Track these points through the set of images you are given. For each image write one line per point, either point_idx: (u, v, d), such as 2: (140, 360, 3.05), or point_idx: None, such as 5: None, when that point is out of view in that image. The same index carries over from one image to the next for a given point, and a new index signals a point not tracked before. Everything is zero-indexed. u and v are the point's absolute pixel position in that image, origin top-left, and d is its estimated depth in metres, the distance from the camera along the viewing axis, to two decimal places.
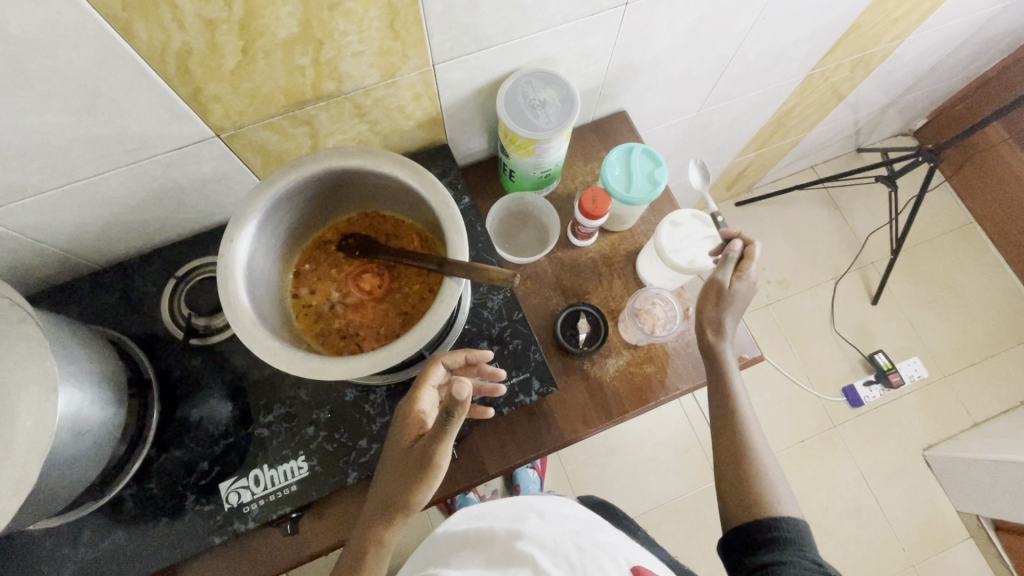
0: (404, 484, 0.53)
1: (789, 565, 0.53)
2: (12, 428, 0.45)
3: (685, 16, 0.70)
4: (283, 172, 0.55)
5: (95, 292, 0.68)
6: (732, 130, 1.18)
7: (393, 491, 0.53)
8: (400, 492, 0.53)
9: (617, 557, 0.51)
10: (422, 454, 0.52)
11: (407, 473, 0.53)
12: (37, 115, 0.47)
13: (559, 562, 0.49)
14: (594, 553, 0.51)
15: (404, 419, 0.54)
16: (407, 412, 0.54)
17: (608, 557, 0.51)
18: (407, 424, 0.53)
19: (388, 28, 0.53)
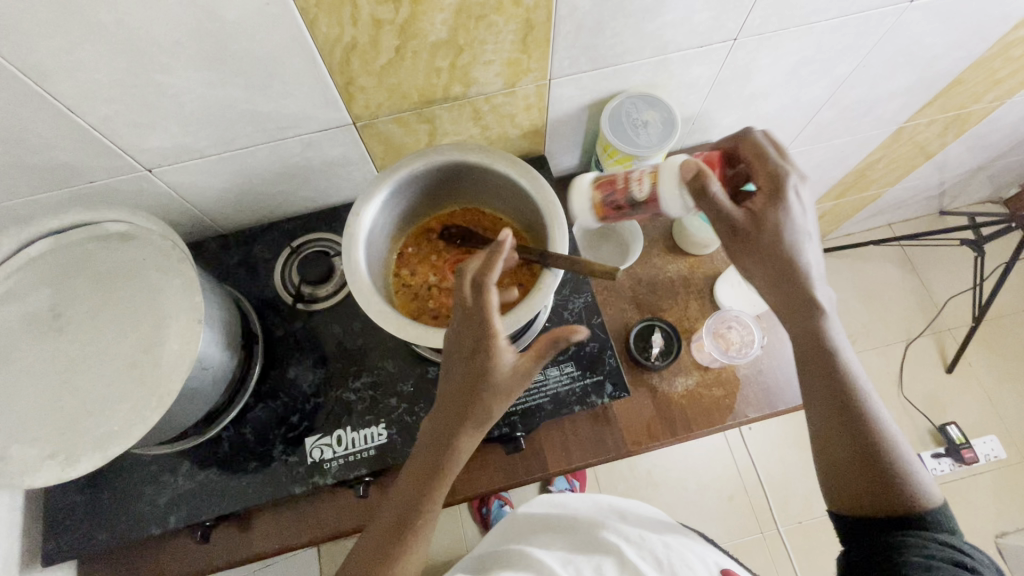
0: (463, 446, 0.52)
1: (911, 547, 0.48)
2: (163, 350, 0.51)
3: (787, 57, 0.73)
4: (409, 159, 0.61)
5: (219, 253, 0.76)
6: (812, 176, 1.19)
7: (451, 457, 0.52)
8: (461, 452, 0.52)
9: (705, 557, 0.52)
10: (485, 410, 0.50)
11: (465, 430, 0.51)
12: (221, 89, 0.55)
13: (643, 552, 0.51)
14: (681, 552, 0.51)
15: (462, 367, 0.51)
16: (468, 354, 0.50)
17: (698, 558, 0.51)
18: (467, 371, 0.50)
19: (520, 42, 0.59)
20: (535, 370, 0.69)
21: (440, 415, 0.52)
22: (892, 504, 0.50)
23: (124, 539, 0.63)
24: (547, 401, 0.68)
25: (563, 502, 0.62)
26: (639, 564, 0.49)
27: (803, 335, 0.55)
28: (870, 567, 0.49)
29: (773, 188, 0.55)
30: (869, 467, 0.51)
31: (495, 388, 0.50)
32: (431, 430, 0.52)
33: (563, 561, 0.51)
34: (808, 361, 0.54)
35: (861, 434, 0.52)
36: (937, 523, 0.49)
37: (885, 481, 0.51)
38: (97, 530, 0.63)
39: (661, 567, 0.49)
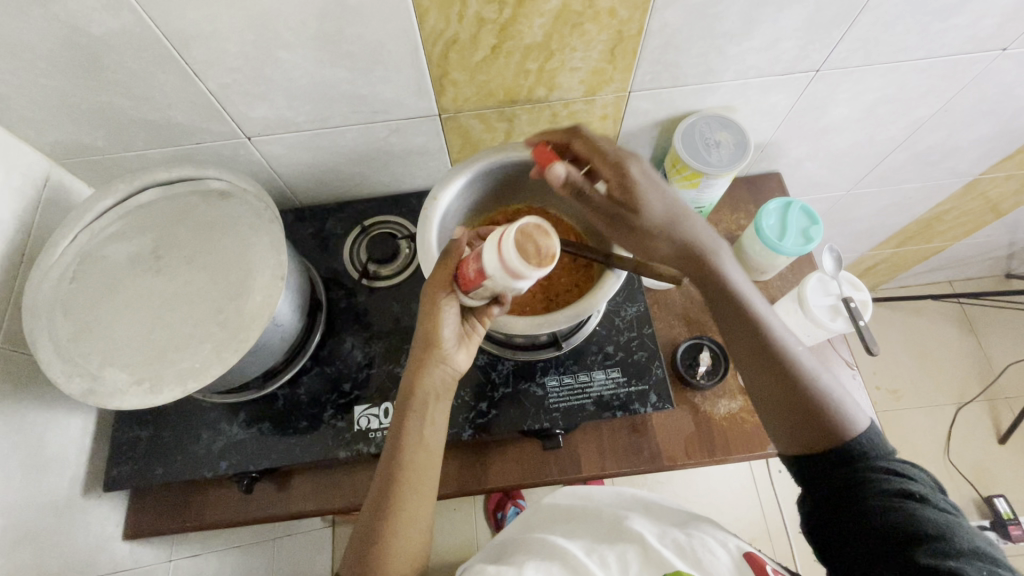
0: (426, 432, 0.56)
1: (871, 484, 0.50)
2: (247, 299, 0.55)
3: (868, 93, 0.73)
4: (488, 153, 0.64)
5: (294, 224, 0.81)
6: (875, 220, 1.17)
7: (407, 451, 0.55)
8: (427, 442, 0.56)
9: (727, 542, 0.50)
10: (433, 390, 0.56)
11: (417, 428, 0.55)
12: (328, 69, 0.59)
13: (666, 540, 0.50)
14: (702, 537, 0.50)
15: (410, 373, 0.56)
16: (423, 363, 0.55)
17: (718, 542, 0.50)
18: (422, 375, 0.55)
19: (608, 52, 0.61)
20: (581, 371, 0.71)
21: (402, 418, 0.55)
22: (822, 435, 0.53)
23: (178, 477, 0.67)
24: (589, 402, 0.69)
25: (587, 494, 0.62)
26: (662, 552, 0.48)
27: (706, 289, 0.60)
28: (834, 506, 0.51)
29: (624, 173, 0.55)
30: (811, 413, 0.54)
31: (446, 381, 0.57)
32: (388, 442, 0.56)
33: (588, 550, 0.50)
34: (705, 287, 0.59)
35: (789, 372, 0.56)
36: (872, 447, 0.52)
37: (796, 402, 0.55)
38: (155, 465, 0.68)
39: (682, 552, 0.48)
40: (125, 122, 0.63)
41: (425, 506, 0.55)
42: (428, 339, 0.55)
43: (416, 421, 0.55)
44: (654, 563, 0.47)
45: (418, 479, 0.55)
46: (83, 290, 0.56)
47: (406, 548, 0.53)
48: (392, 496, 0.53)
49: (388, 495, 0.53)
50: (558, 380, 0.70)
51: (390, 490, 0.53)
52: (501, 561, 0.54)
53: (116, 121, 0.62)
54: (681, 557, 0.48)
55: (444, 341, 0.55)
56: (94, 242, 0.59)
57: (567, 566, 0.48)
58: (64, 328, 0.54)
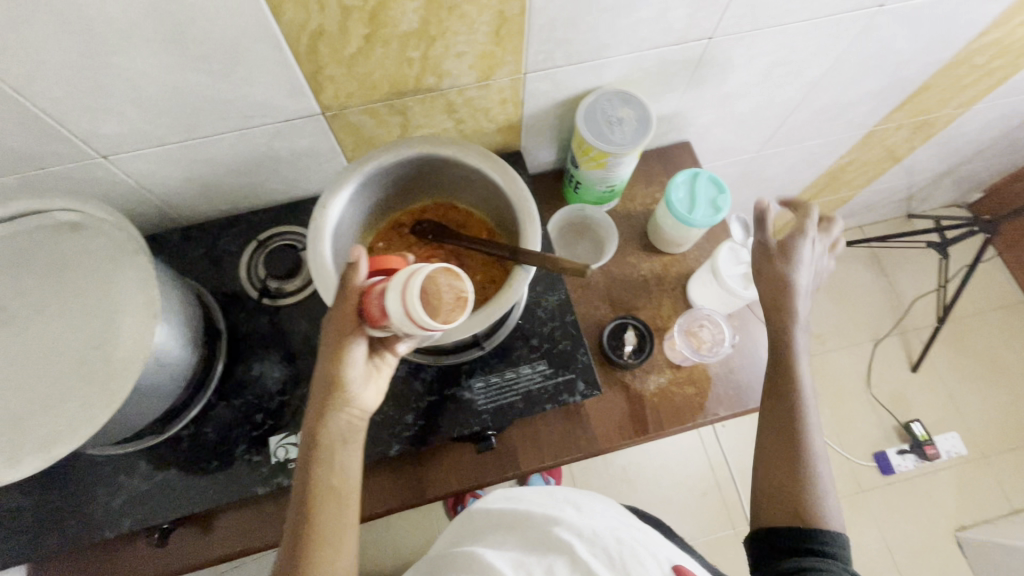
0: (339, 479, 0.53)
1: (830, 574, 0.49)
2: (116, 345, 0.49)
3: (762, 57, 0.73)
4: (379, 153, 0.60)
5: (181, 245, 0.73)
6: (786, 178, 1.20)
7: (318, 497, 0.51)
8: (340, 485, 0.53)
9: (656, 554, 0.50)
10: (338, 435, 0.53)
11: (329, 473, 0.52)
12: (180, 73, 0.52)
13: (597, 551, 0.49)
14: (633, 547, 0.50)
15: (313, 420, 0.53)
16: (323, 409, 0.53)
17: (647, 553, 0.50)
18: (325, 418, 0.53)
19: (493, 34, 0.58)
20: (507, 368, 0.69)
21: (310, 464, 0.52)
22: (793, 512, 0.54)
23: (76, 542, 0.61)
24: (518, 399, 0.67)
25: (518, 495, 0.59)
26: (591, 563, 0.47)
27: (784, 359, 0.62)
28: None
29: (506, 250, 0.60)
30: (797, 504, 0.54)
31: (354, 423, 0.55)
32: (296, 491, 0.52)
33: (516, 563, 0.49)
34: (777, 377, 0.62)
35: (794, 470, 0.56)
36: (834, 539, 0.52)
37: (789, 496, 0.55)
38: (47, 534, 0.61)
39: (612, 564, 0.48)
40: None
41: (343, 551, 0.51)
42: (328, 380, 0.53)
43: (326, 465, 0.52)
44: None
45: (334, 523, 0.51)
46: None
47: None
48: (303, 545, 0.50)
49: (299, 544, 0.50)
50: (485, 381, 0.68)
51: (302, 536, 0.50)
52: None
53: None
54: (609, 568, 0.48)
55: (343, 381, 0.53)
56: None
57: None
58: None
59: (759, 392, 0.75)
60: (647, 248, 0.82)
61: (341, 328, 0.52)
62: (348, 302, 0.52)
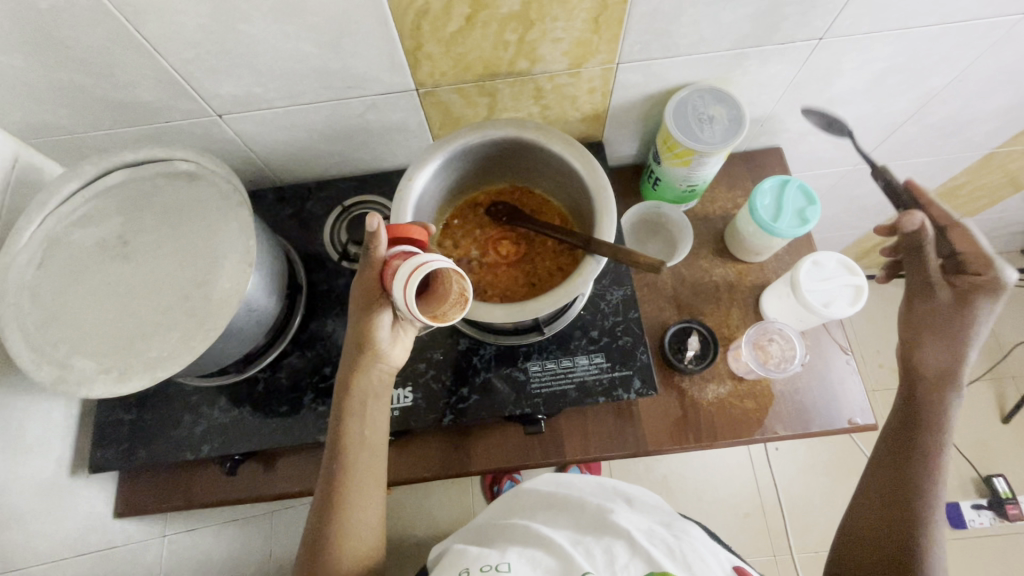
0: (369, 431, 0.58)
1: None
2: (216, 287, 0.54)
3: (876, 62, 0.68)
4: (465, 131, 0.61)
5: (274, 204, 0.79)
6: (883, 195, 1.12)
7: (352, 448, 0.56)
8: (371, 437, 0.57)
9: (715, 552, 0.51)
10: (370, 388, 0.58)
11: (361, 427, 0.57)
12: (294, 43, 0.56)
13: (655, 539, 0.51)
14: (691, 542, 0.51)
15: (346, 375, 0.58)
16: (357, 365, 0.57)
17: (706, 552, 0.50)
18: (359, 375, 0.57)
19: (592, 21, 0.57)
20: (564, 356, 0.69)
21: (343, 417, 0.57)
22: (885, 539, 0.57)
23: (162, 459, 0.68)
24: (572, 388, 0.68)
25: (568, 482, 0.61)
26: (652, 549, 0.49)
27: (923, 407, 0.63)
28: None
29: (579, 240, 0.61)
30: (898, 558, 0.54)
31: (383, 377, 0.59)
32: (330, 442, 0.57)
33: (573, 540, 0.51)
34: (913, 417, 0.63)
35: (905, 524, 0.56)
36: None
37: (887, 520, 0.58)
38: (139, 447, 0.68)
39: (672, 554, 0.49)
40: (88, 100, 0.60)
41: (372, 495, 0.57)
42: (358, 340, 0.57)
43: (358, 420, 0.57)
44: (643, 558, 0.48)
45: (363, 469, 0.57)
46: (50, 276, 0.56)
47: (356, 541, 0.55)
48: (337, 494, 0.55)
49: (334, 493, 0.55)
50: (541, 365, 0.69)
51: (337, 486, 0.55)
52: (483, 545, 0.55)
53: (78, 99, 0.60)
54: (670, 558, 0.49)
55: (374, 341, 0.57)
56: (60, 227, 0.58)
57: (552, 554, 0.50)
58: (31, 315, 0.54)
59: (826, 417, 0.71)
60: (721, 254, 0.80)
61: (368, 294, 0.56)
62: (371, 269, 0.56)
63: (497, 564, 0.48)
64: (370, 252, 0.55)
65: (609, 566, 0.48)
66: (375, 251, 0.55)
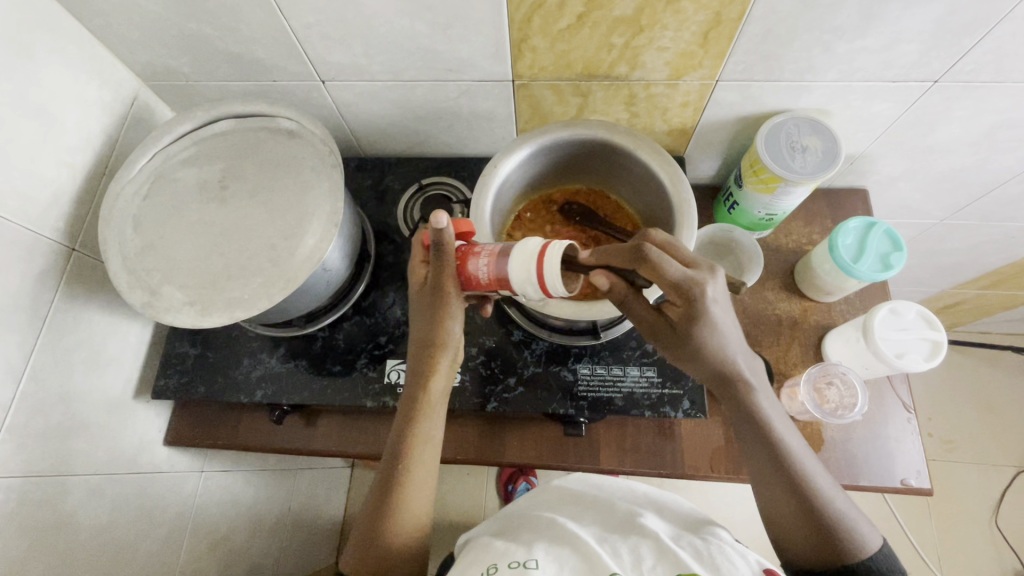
0: (432, 432, 0.58)
1: None
2: (302, 240, 0.57)
3: (989, 114, 0.65)
4: (557, 127, 0.62)
5: (355, 173, 0.82)
6: (964, 256, 1.06)
7: (417, 446, 0.57)
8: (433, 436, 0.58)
9: (748, 555, 0.47)
10: (440, 391, 0.59)
11: (425, 427, 0.58)
12: (408, 19, 0.58)
13: (682, 543, 0.48)
14: (721, 546, 0.47)
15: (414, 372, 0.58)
16: (431, 361, 0.57)
17: (739, 553, 0.46)
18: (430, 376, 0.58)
19: (702, 34, 0.57)
20: (615, 364, 0.69)
21: (410, 413, 0.57)
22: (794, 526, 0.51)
23: (218, 396, 0.71)
24: (619, 397, 0.67)
25: (599, 485, 0.61)
26: (679, 553, 0.46)
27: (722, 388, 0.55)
28: None
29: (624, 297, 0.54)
30: (826, 536, 0.49)
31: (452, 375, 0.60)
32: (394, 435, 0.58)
33: (599, 539, 0.49)
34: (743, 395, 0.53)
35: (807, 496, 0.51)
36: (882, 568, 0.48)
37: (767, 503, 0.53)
38: (198, 382, 0.72)
39: (700, 557, 0.46)
40: (211, 50, 0.64)
41: (428, 489, 0.58)
42: (428, 340, 0.57)
43: (426, 419, 0.58)
44: (669, 560, 0.45)
45: (423, 467, 0.57)
46: (153, 209, 0.60)
47: (412, 532, 0.56)
48: (399, 486, 0.56)
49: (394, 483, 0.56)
50: (590, 369, 0.69)
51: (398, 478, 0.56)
52: (509, 537, 0.54)
53: (201, 49, 0.64)
54: (698, 560, 0.45)
55: (447, 344, 0.57)
56: (168, 164, 0.62)
57: (577, 552, 0.48)
58: (132, 242, 0.58)
59: (878, 473, 0.68)
60: (788, 288, 0.78)
61: (440, 293, 0.55)
62: (448, 268, 0.54)
63: (524, 560, 0.47)
64: (442, 253, 0.53)
65: (636, 567, 0.45)
66: (447, 247, 0.53)
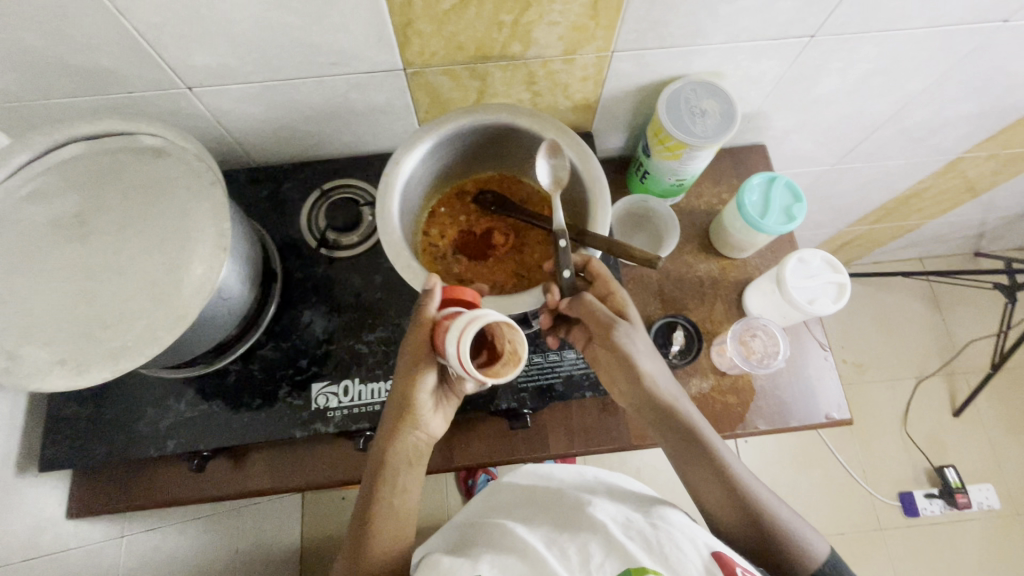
0: (408, 477, 0.55)
1: None
2: (186, 272, 0.50)
3: (862, 62, 0.69)
4: (456, 115, 0.59)
5: (248, 186, 0.75)
6: (855, 196, 1.14)
7: (393, 483, 0.54)
8: (402, 483, 0.55)
9: (696, 537, 0.47)
10: (414, 448, 0.56)
11: (400, 478, 0.55)
12: (272, 11, 0.52)
13: (631, 531, 0.48)
14: (669, 532, 0.47)
15: (388, 433, 0.55)
16: (397, 425, 0.55)
17: (686, 539, 0.47)
18: (402, 433, 0.55)
19: (590, 6, 0.56)
20: (551, 350, 0.69)
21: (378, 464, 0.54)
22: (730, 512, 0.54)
23: (121, 455, 0.63)
24: (558, 381, 0.67)
25: (547, 475, 0.65)
26: (627, 545, 0.45)
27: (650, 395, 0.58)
28: None
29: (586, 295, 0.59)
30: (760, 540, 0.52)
31: (423, 442, 0.57)
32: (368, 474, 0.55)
33: (549, 541, 0.48)
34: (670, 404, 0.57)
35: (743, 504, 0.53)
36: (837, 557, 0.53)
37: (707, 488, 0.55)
38: (96, 444, 0.64)
39: (649, 547, 0.46)
40: (39, 62, 0.55)
41: (406, 529, 0.55)
42: (404, 404, 0.55)
43: (404, 472, 0.55)
44: (618, 555, 0.44)
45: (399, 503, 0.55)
46: None
47: (389, 557, 0.53)
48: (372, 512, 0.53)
49: (369, 526, 0.53)
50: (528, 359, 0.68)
51: (370, 516, 0.53)
52: (459, 552, 0.51)
53: (29, 62, 0.54)
54: (647, 551, 0.45)
55: (421, 406, 0.55)
56: (8, 203, 0.53)
57: (525, 558, 0.46)
58: None
59: (805, 412, 0.72)
60: (706, 249, 0.80)
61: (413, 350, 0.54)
62: (424, 321, 0.53)
63: None
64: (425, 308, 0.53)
65: (585, 567, 0.44)
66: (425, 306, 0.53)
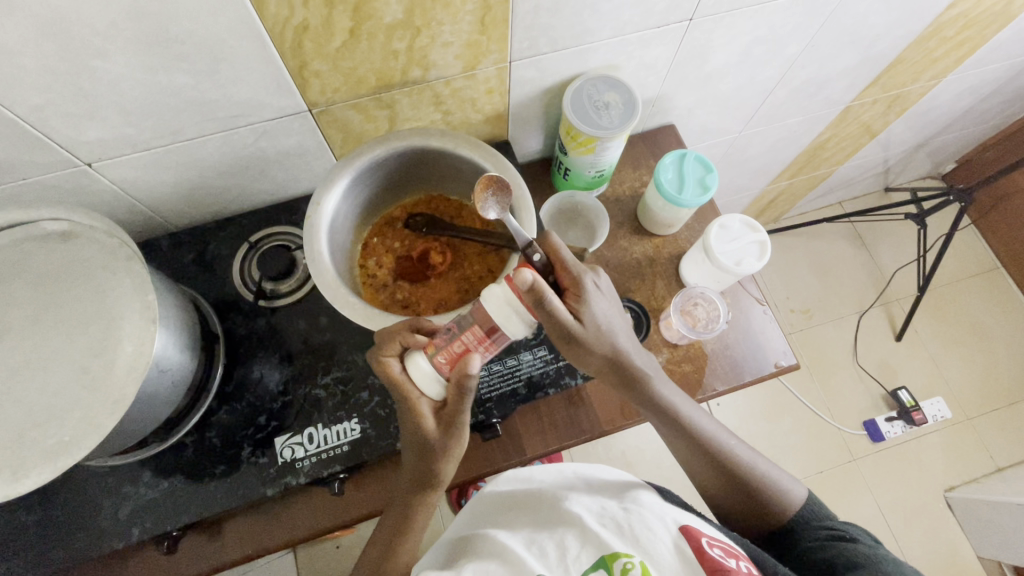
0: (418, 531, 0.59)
1: None
2: (116, 353, 0.49)
3: (740, 35, 0.74)
4: (370, 146, 0.60)
5: (173, 252, 0.73)
6: (767, 157, 1.22)
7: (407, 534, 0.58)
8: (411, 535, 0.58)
9: (665, 516, 0.50)
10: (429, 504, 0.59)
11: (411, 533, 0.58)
12: (160, 74, 0.51)
13: (605, 519, 0.49)
14: (640, 513, 0.50)
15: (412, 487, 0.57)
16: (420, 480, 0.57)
17: (657, 519, 0.49)
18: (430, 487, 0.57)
19: (478, 22, 0.58)
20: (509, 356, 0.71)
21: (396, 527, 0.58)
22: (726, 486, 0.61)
23: (83, 555, 0.60)
24: (521, 385, 0.70)
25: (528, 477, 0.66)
26: (601, 533, 0.47)
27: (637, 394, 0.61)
28: None
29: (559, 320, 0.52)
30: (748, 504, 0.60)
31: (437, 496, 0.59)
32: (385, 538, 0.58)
33: (528, 541, 0.48)
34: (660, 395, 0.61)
35: (729, 470, 0.61)
36: (813, 513, 0.59)
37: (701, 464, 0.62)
38: (53, 549, 0.60)
39: (621, 530, 0.47)
40: None
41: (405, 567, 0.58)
42: (427, 468, 0.57)
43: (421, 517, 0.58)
44: (593, 545, 0.46)
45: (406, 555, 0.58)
46: None
47: None
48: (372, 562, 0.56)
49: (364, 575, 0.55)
50: (487, 369, 0.71)
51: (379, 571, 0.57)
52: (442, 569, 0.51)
53: None
54: (619, 535, 0.47)
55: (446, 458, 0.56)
56: None
57: (505, 562, 0.46)
58: None
59: (756, 366, 0.76)
60: (638, 231, 0.83)
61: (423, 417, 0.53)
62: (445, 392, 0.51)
63: None
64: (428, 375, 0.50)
65: (563, 562, 0.45)
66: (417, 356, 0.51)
